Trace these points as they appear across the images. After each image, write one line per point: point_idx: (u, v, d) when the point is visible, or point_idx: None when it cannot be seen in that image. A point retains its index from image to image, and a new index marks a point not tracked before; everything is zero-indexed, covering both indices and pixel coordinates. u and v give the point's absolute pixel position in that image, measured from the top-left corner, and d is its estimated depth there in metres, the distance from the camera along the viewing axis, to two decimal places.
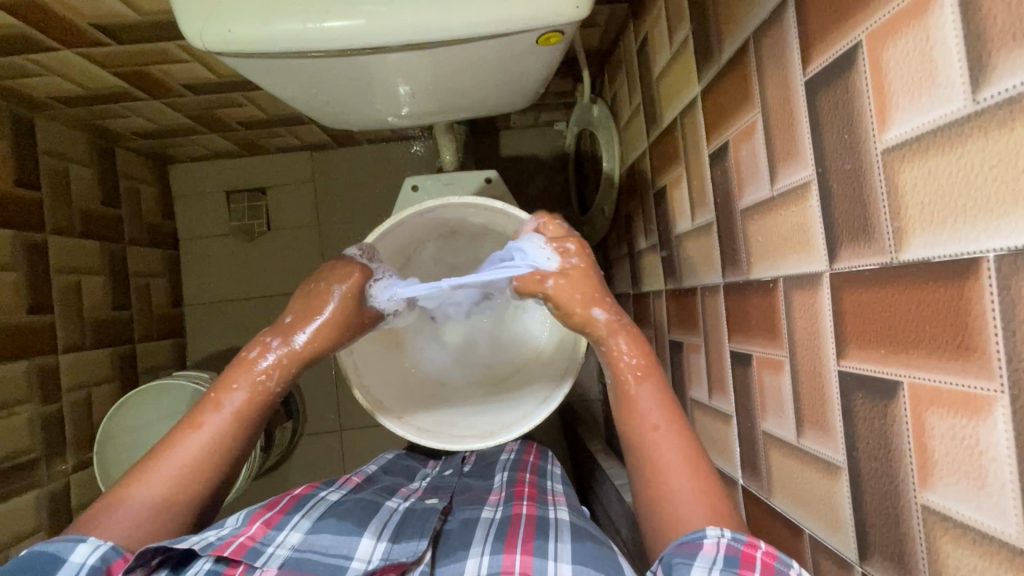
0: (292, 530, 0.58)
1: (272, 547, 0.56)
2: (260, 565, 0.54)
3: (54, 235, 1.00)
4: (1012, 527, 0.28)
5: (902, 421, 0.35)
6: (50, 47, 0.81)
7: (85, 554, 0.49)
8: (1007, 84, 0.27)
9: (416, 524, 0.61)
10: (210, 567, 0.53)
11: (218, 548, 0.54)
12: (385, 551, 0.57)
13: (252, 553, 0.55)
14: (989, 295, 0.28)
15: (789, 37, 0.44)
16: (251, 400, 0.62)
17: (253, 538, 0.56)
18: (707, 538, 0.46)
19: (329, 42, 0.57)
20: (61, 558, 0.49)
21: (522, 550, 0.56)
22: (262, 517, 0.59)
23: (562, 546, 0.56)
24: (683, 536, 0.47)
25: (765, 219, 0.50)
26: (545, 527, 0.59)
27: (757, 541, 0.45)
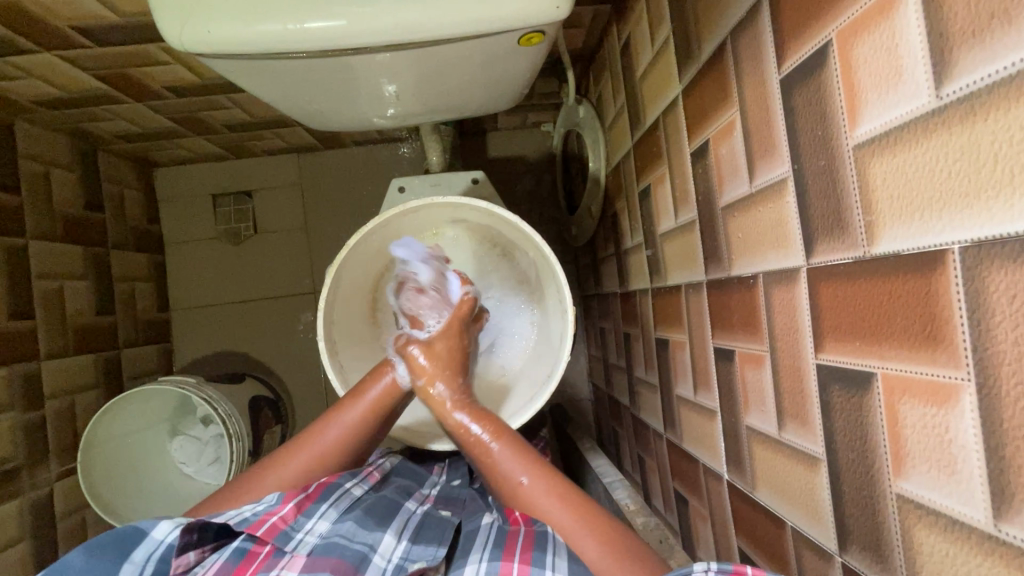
0: (320, 519, 0.59)
1: (301, 533, 0.58)
2: (289, 550, 0.55)
3: (35, 240, 0.99)
4: (981, 512, 0.29)
5: (876, 411, 0.36)
6: (29, 49, 0.80)
7: (167, 531, 0.54)
8: (970, 78, 0.27)
9: (434, 530, 0.63)
10: (240, 544, 0.56)
11: (252, 525, 0.56)
12: (404, 551, 0.59)
13: (283, 537, 0.56)
14: (955, 287, 0.29)
15: (764, 36, 0.45)
16: (359, 424, 0.69)
17: (285, 520, 0.58)
18: (694, 574, 0.44)
19: (310, 43, 0.57)
20: (144, 532, 0.54)
21: (520, 558, 0.54)
22: (296, 498, 0.59)
23: (562, 561, 0.54)
24: (670, 574, 0.45)
25: (745, 216, 0.51)
26: (545, 538, 0.57)
27: (744, 567, 0.43)
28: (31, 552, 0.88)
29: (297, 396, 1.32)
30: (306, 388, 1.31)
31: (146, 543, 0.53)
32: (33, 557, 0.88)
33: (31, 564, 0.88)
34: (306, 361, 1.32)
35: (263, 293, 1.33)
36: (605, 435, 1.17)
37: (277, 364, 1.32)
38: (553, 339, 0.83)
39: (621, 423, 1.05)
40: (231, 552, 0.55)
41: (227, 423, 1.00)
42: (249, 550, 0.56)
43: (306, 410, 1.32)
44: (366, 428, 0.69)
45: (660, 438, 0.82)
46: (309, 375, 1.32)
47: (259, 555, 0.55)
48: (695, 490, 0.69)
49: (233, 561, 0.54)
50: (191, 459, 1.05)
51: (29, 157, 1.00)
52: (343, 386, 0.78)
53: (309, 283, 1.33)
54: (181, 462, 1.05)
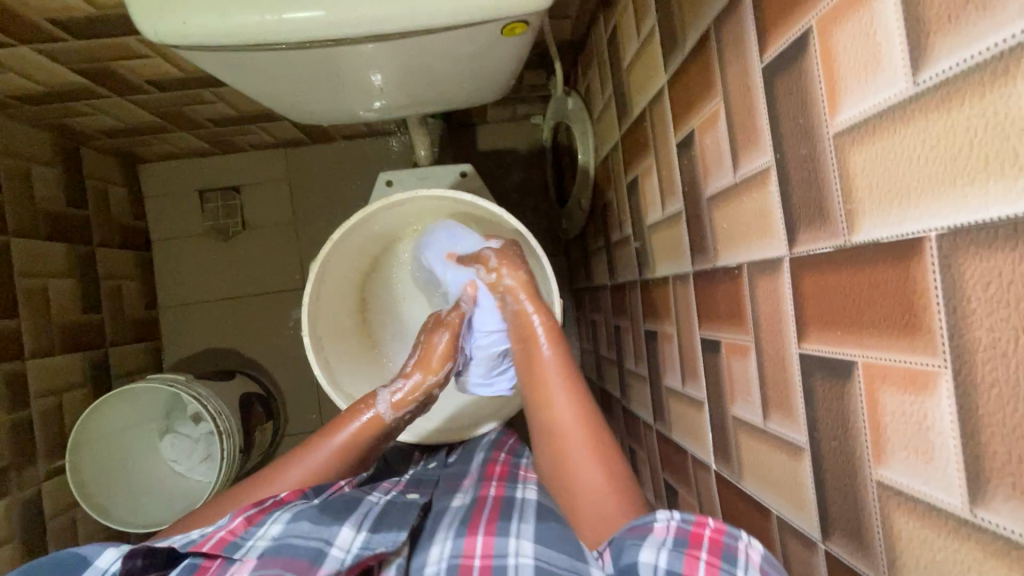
0: (273, 522, 0.57)
1: (253, 540, 0.56)
2: (239, 557, 0.54)
3: (17, 238, 0.97)
4: (957, 498, 0.29)
5: (858, 399, 0.36)
6: (5, 43, 0.78)
7: (111, 560, 0.54)
8: (947, 64, 0.27)
9: (396, 516, 0.62)
10: (191, 561, 0.54)
11: (201, 544, 0.56)
12: (364, 541, 0.57)
13: (231, 548, 0.55)
14: (932, 273, 0.29)
15: (747, 24, 0.44)
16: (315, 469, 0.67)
17: (234, 532, 0.57)
18: (658, 521, 0.47)
19: (289, 34, 0.56)
20: (89, 561, 0.54)
21: (483, 531, 0.57)
22: (244, 513, 0.59)
23: (526, 525, 0.56)
24: (634, 521, 0.48)
25: (730, 206, 0.51)
26: (510, 510, 0.60)
27: (707, 519, 0.46)
28: (21, 554, 0.88)
29: (289, 392, 1.31)
30: (298, 383, 1.31)
31: (89, 572, 0.53)
32: (22, 557, 0.88)
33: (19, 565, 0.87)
34: (297, 357, 1.32)
35: (252, 289, 1.32)
36: None
37: (268, 361, 1.31)
38: None
39: (612, 415, 1.05)
40: (179, 571, 0.53)
41: (216, 420, 0.99)
42: (199, 565, 0.54)
43: (299, 407, 1.31)
44: (335, 463, 0.68)
45: (650, 430, 0.82)
46: (300, 371, 1.31)
47: (211, 568, 0.54)
48: (684, 480, 0.69)
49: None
50: (183, 457, 1.05)
51: (9, 154, 0.98)
52: (330, 382, 0.77)
53: (299, 279, 1.32)
54: (172, 460, 1.05)
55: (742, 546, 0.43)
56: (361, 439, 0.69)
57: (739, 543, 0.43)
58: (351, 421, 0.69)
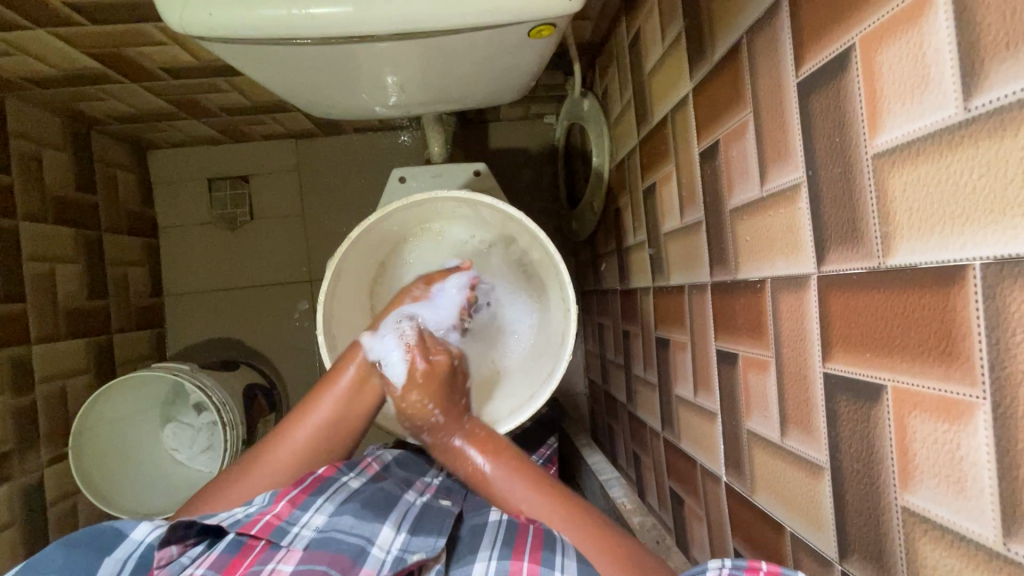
0: (316, 512, 0.57)
1: (298, 526, 0.56)
2: (285, 544, 0.54)
3: (26, 222, 0.97)
4: (990, 530, 0.29)
5: (885, 423, 0.36)
6: (21, 25, 0.77)
7: (146, 532, 0.55)
8: (1000, 92, 0.27)
9: (433, 522, 0.62)
10: (237, 538, 0.54)
11: (245, 524, 0.55)
12: (404, 542, 0.57)
13: (279, 532, 0.55)
14: (974, 302, 0.29)
15: (783, 36, 0.44)
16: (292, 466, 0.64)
17: (279, 517, 0.56)
18: (711, 570, 0.46)
19: (314, 29, 0.56)
20: (124, 534, 0.55)
21: (529, 558, 0.55)
22: (287, 495, 0.58)
23: (568, 564, 0.54)
24: (688, 572, 0.48)
25: (754, 220, 0.50)
26: (555, 532, 0.58)
27: (760, 562, 0.44)
28: (23, 539, 0.87)
29: (292, 385, 1.31)
30: (301, 375, 1.31)
31: (125, 545, 0.54)
32: (23, 541, 0.87)
33: (20, 551, 0.86)
34: (301, 350, 1.31)
35: (258, 280, 1.31)
36: (600, 430, 1.17)
37: (271, 352, 1.31)
38: (553, 336, 0.83)
39: (617, 420, 1.05)
40: (226, 545, 0.54)
41: (221, 411, 0.98)
42: (244, 544, 0.54)
43: (301, 399, 1.31)
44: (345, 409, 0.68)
45: (657, 437, 0.82)
46: (303, 363, 1.31)
47: (256, 548, 0.54)
48: (691, 490, 0.69)
49: (226, 556, 0.53)
50: (184, 446, 1.05)
51: (20, 137, 0.97)
52: None
53: (306, 272, 1.32)
54: (173, 448, 1.05)
55: None
56: (357, 381, 0.69)
57: None
58: (314, 406, 0.67)
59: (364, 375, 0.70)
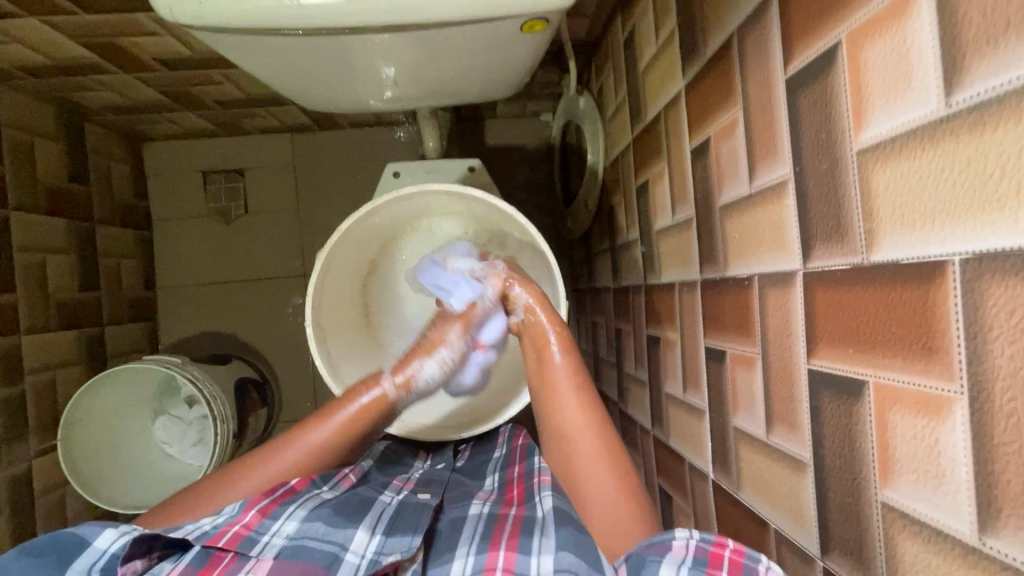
0: (288, 519, 0.58)
1: (268, 535, 0.56)
2: (255, 555, 0.54)
3: (17, 212, 0.96)
4: (966, 526, 0.29)
5: (867, 419, 0.36)
6: (12, 13, 0.76)
7: (109, 541, 0.53)
8: (981, 87, 0.27)
9: (409, 518, 0.61)
10: (201, 552, 0.54)
11: (212, 537, 0.55)
12: (379, 544, 0.57)
13: (247, 543, 0.55)
14: (953, 298, 0.29)
15: (773, 32, 0.44)
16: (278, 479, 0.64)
17: (248, 526, 0.56)
18: (677, 539, 0.47)
19: (306, 20, 0.56)
20: (87, 541, 0.53)
21: (506, 547, 0.54)
22: (258, 504, 0.58)
23: (547, 540, 0.53)
24: (651, 537, 0.48)
25: (743, 217, 0.50)
26: (532, 525, 0.57)
27: (726, 539, 0.46)
28: (9, 530, 0.87)
29: (285, 380, 1.31)
30: (293, 370, 1.31)
31: (87, 553, 0.52)
32: (9, 533, 0.87)
33: (5, 543, 0.86)
34: (294, 345, 1.31)
35: (252, 274, 1.31)
36: None
37: (264, 346, 1.31)
38: None
39: None
40: (191, 558, 0.54)
41: (211, 404, 0.98)
42: (211, 556, 0.54)
43: (293, 394, 1.31)
44: (352, 434, 0.68)
45: (647, 435, 0.82)
46: (296, 358, 1.31)
47: (223, 561, 0.54)
48: (680, 487, 0.69)
49: (194, 567, 0.53)
50: (175, 439, 1.05)
51: (12, 126, 0.97)
52: (330, 373, 0.77)
53: (299, 266, 1.31)
54: (164, 441, 1.04)
55: (763, 569, 0.43)
56: (365, 415, 0.68)
57: (759, 569, 0.43)
58: (316, 426, 0.66)
59: (368, 416, 0.68)
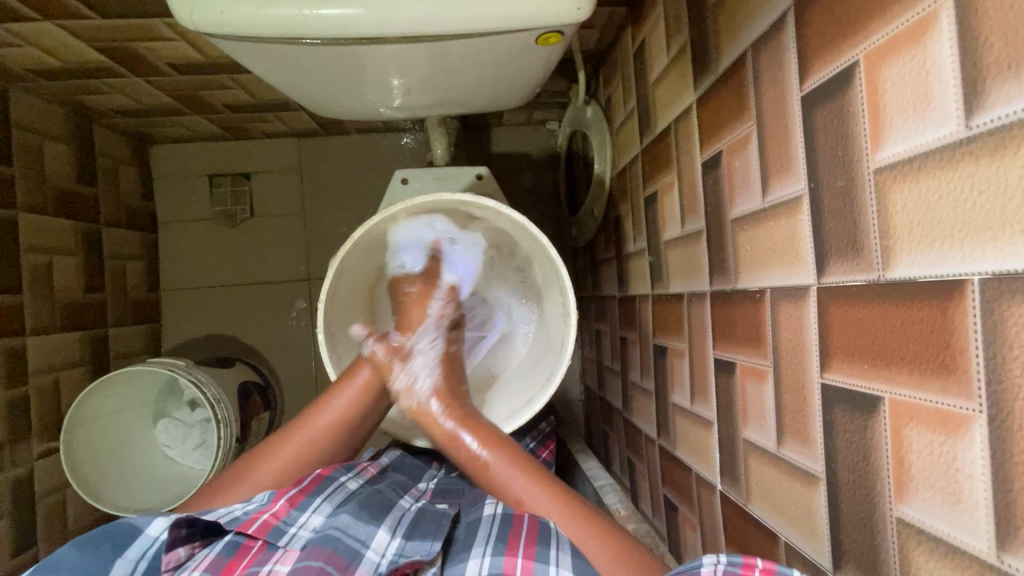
0: (314, 512, 0.59)
1: (295, 527, 0.57)
2: (283, 545, 0.55)
3: (25, 213, 0.96)
4: (985, 543, 0.29)
5: (882, 434, 0.36)
6: (28, 17, 0.77)
7: (161, 527, 0.55)
8: (1001, 111, 0.27)
9: (430, 526, 0.61)
10: (234, 538, 0.56)
11: (244, 523, 0.56)
12: (399, 547, 0.57)
13: (275, 532, 0.56)
14: (973, 316, 0.29)
15: (788, 50, 0.44)
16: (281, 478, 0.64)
17: (277, 517, 0.57)
18: (705, 566, 0.43)
19: (323, 30, 0.56)
20: (139, 528, 0.54)
21: (523, 553, 0.54)
22: (286, 495, 0.59)
23: (564, 556, 0.53)
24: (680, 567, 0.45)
25: (755, 230, 0.51)
26: (549, 531, 0.56)
27: (755, 560, 0.42)
28: (11, 532, 0.86)
29: (287, 383, 1.31)
30: (296, 374, 1.30)
31: (141, 540, 0.54)
32: (10, 535, 0.86)
33: (7, 544, 0.85)
34: (298, 348, 1.31)
35: (256, 278, 1.31)
36: (594, 436, 1.17)
37: (267, 350, 1.31)
38: (552, 343, 0.83)
39: (612, 426, 1.05)
40: (224, 546, 0.55)
41: (215, 408, 0.98)
42: (242, 544, 0.55)
43: (296, 398, 1.31)
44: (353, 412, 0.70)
45: (652, 444, 0.82)
46: (299, 362, 1.31)
47: (253, 549, 0.55)
48: (686, 497, 0.69)
49: (226, 555, 0.54)
50: (176, 442, 1.04)
51: (22, 127, 0.97)
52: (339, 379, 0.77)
53: (304, 270, 1.32)
54: (164, 445, 1.04)
55: None
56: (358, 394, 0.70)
57: None
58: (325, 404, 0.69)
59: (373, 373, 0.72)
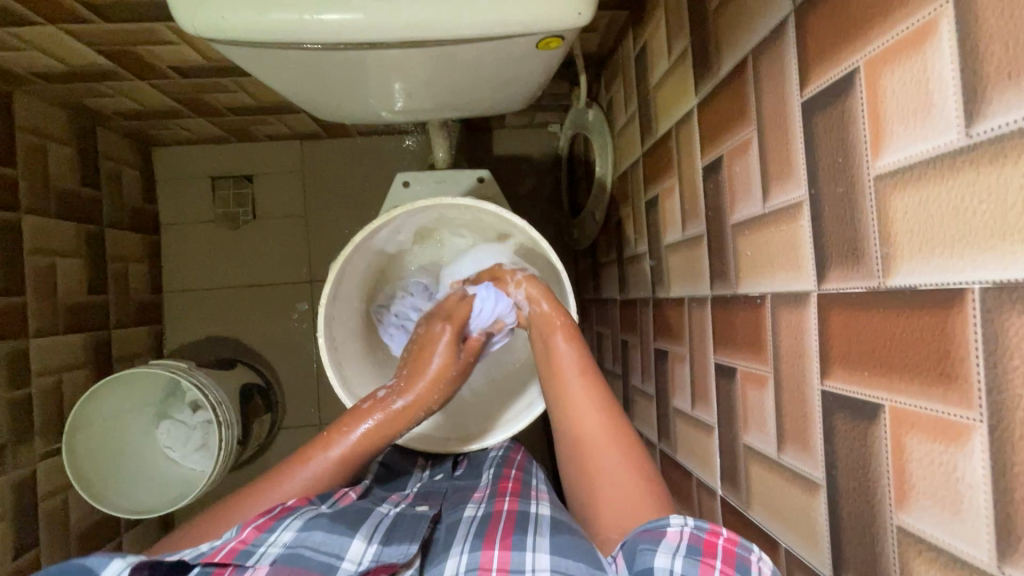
0: (285, 529, 0.57)
1: (265, 545, 0.56)
2: (251, 565, 0.54)
3: (29, 215, 0.97)
4: (985, 553, 0.29)
5: (882, 442, 0.36)
6: (31, 20, 0.78)
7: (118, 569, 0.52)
8: (1002, 120, 0.27)
9: (406, 528, 0.62)
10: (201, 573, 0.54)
11: (210, 554, 0.55)
12: (375, 552, 0.57)
13: (243, 554, 0.55)
14: (973, 325, 0.29)
15: (789, 56, 0.44)
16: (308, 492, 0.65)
17: (244, 541, 0.56)
18: (672, 526, 0.49)
19: (324, 35, 0.56)
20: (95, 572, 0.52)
21: (500, 546, 0.54)
22: (253, 522, 0.58)
23: (542, 540, 0.54)
24: (647, 524, 0.50)
25: (756, 235, 0.50)
26: (526, 522, 0.58)
27: (719, 528, 0.48)
28: (12, 534, 0.87)
29: (289, 385, 1.31)
30: (297, 375, 1.31)
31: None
32: (12, 536, 0.86)
33: (9, 545, 0.86)
34: (299, 350, 1.31)
35: (258, 280, 1.31)
36: None
37: (269, 352, 1.31)
38: None
39: None
40: None
41: (217, 410, 0.98)
42: None
43: (297, 400, 1.31)
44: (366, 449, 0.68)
45: (653, 448, 0.82)
46: (301, 364, 1.31)
47: None
48: (686, 502, 0.69)
49: None
50: (178, 443, 1.05)
51: (25, 130, 0.97)
52: (340, 382, 0.77)
53: (306, 272, 1.32)
54: (166, 446, 1.04)
55: (754, 560, 0.45)
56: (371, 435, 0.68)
57: (752, 558, 0.45)
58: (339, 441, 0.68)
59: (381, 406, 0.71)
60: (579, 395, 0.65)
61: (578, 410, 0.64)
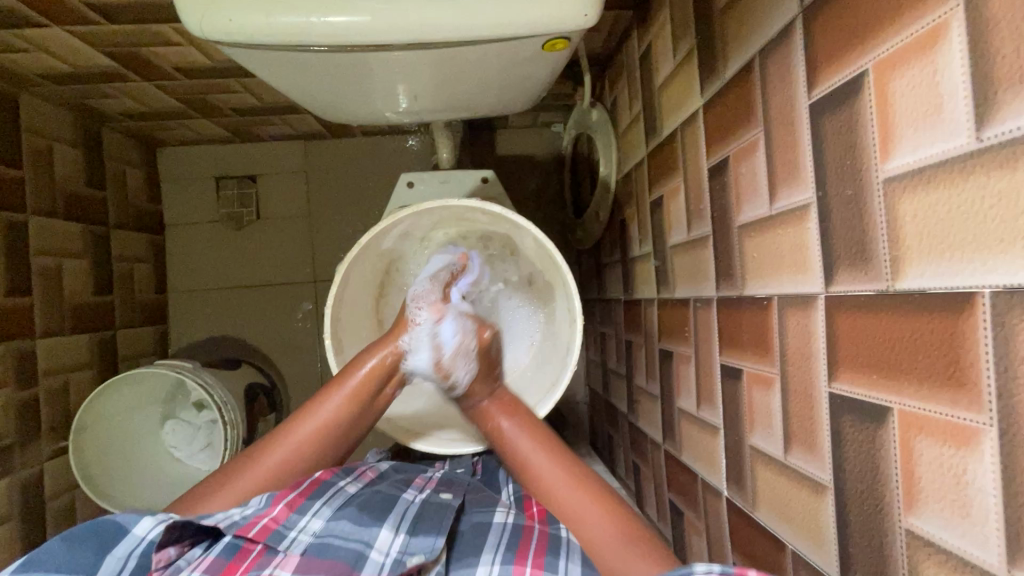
0: (314, 516, 0.59)
1: (295, 531, 0.58)
2: (282, 549, 0.56)
3: (35, 216, 0.97)
4: (995, 557, 0.29)
5: (891, 445, 0.36)
6: (38, 22, 0.78)
7: (148, 528, 0.54)
8: (1013, 124, 0.27)
9: (433, 518, 0.61)
10: (233, 541, 0.56)
11: (243, 527, 0.56)
12: (403, 544, 0.57)
13: (275, 536, 0.56)
14: (983, 329, 0.29)
15: (796, 58, 0.44)
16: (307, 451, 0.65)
17: (276, 521, 0.57)
18: (696, 575, 0.42)
19: (330, 39, 0.56)
20: (126, 529, 0.54)
21: (532, 564, 0.55)
22: (286, 498, 0.59)
23: (574, 567, 0.55)
24: (668, 572, 0.44)
25: (762, 237, 0.50)
26: (558, 543, 0.58)
27: (749, 567, 0.41)
28: (21, 533, 0.87)
29: (293, 385, 1.31)
30: (302, 374, 1.31)
31: (126, 540, 0.54)
32: (19, 536, 0.87)
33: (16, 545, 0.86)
34: (303, 350, 1.32)
35: (262, 280, 1.32)
36: (599, 439, 1.17)
37: (273, 352, 1.31)
38: (558, 346, 0.83)
39: (617, 429, 1.05)
40: (222, 548, 0.56)
41: (222, 410, 0.98)
42: (240, 548, 0.56)
43: (302, 400, 1.31)
44: (343, 420, 0.67)
45: (657, 449, 0.82)
46: (305, 363, 1.31)
47: (252, 553, 0.56)
48: (691, 502, 0.69)
49: (223, 559, 0.55)
50: (183, 443, 1.05)
51: (31, 131, 0.98)
52: None
53: (310, 272, 1.32)
54: (172, 446, 1.04)
55: None
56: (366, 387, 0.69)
57: None
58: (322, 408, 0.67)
59: (375, 381, 0.70)
60: (531, 455, 0.66)
61: (526, 462, 0.66)
